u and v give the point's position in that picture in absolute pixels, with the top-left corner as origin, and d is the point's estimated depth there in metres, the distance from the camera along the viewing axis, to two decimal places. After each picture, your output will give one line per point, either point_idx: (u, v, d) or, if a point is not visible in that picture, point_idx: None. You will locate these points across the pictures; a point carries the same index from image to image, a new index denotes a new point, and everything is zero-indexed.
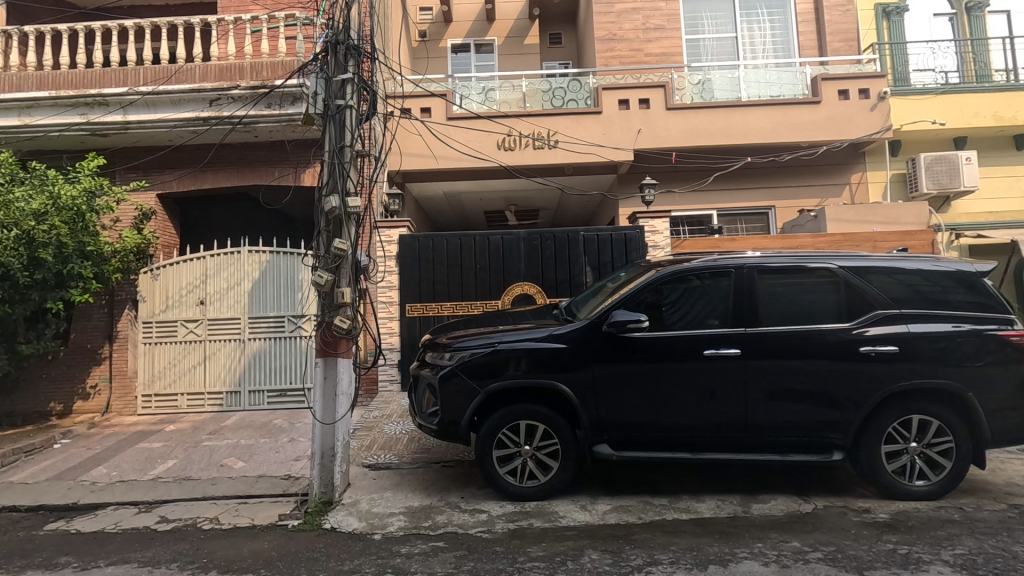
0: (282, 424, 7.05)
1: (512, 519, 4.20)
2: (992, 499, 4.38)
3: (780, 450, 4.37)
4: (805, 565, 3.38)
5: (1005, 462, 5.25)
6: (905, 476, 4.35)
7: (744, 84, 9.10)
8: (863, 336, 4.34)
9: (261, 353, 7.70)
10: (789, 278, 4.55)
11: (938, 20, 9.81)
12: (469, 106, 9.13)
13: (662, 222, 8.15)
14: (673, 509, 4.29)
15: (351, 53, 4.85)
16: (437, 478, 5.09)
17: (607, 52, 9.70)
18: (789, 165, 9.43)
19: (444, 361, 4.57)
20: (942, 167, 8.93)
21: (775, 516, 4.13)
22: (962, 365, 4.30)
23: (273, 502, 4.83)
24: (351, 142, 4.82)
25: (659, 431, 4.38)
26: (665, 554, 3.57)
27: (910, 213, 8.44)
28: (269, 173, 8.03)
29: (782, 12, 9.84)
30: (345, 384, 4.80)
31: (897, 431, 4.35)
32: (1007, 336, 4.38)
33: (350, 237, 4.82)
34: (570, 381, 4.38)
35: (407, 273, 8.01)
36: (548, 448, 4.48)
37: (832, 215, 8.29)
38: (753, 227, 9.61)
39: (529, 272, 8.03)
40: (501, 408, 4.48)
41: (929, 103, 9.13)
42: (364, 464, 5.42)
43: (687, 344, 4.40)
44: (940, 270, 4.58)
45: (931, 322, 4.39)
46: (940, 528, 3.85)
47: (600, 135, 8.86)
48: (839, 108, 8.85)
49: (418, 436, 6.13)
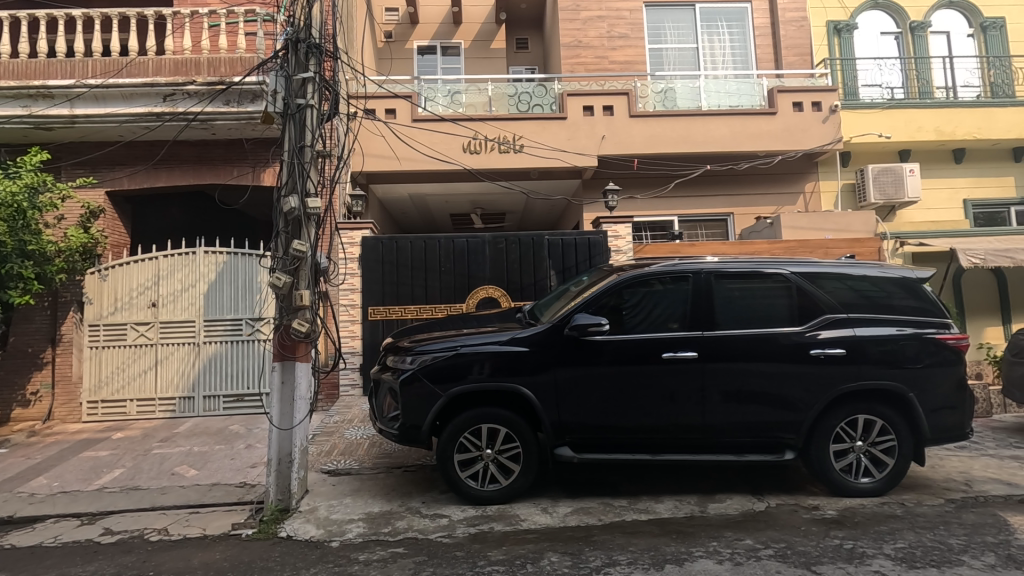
0: (238, 429, 6.84)
1: (473, 523, 4.18)
2: (931, 494, 4.60)
3: (735, 450, 4.50)
4: (757, 562, 3.47)
5: (943, 458, 5.53)
6: (852, 474, 4.53)
7: (704, 94, 9.38)
8: (814, 339, 4.50)
9: (216, 357, 7.46)
10: (745, 283, 4.69)
11: (885, 38, 10.30)
12: (435, 109, 9.11)
13: (624, 227, 8.28)
14: (633, 510, 4.35)
15: (312, 52, 4.77)
16: (398, 483, 5.03)
17: (572, 58, 9.82)
18: (747, 173, 9.74)
19: (405, 364, 4.52)
20: (888, 178, 9.37)
21: (730, 515, 4.23)
22: (905, 367, 4.51)
23: (227, 511, 4.67)
24: (312, 142, 4.73)
25: (620, 433, 4.44)
26: (624, 555, 3.62)
27: (859, 221, 8.82)
28: (226, 171, 7.82)
29: (740, 25, 10.15)
30: (304, 389, 4.70)
31: (844, 431, 4.54)
32: (944, 339, 4.61)
33: (310, 239, 4.72)
34: (532, 384, 4.40)
35: (369, 275, 7.91)
36: (510, 452, 4.49)
37: (788, 222, 8.60)
38: (713, 234, 9.85)
39: (494, 275, 8.04)
40: (462, 412, 4.47)
41: (877, 116, 9.57)
42: (323, 470, 5.31)
43: (648, 347, 4.48)
44: (885, 276, 4.80)
45: (877, 325, 4.59)
46: (883, 523, 4.02)
47: (565, 140, 8.96)
48: (793, 119, 9.18)
49: (380, 441, 6.05)
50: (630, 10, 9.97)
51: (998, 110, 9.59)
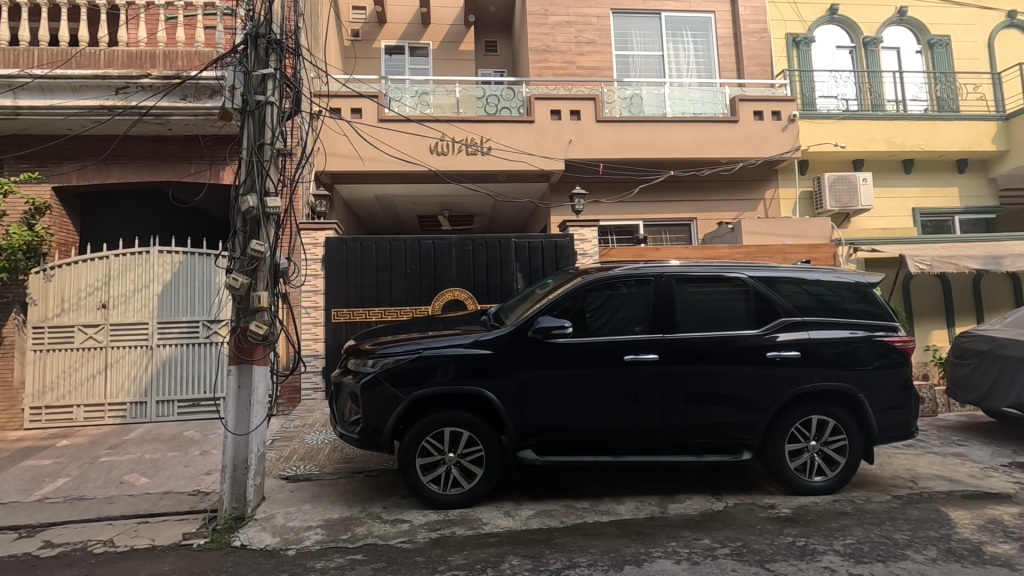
0: (193, 435, 6.62)
1: (434, 528, 4.14)
2: (879, 491, 4.78)
3: (694, 451, 4.58)
4: (714, 561, 3.54)
5: (891, 456, 5.76)
6: (805, 473, 4.67)
7: (669, 101, 9.56)
8: (771, 341, 4.62)
9: (170, 361, 7.21)
10: (706, 286, 4.79)
11: (840, 52, 10.72)
12: (401, 109, 9.04)
13: (590, 231, 8.36)
14: (595, 511, 4.37)
15: (273, 48, 4.65)
16: (359, 489, 4.94)
17: (540, 62, 9.87)
18: (710, 180, 9.95)
19: (366, 368, 4.44)
20: (843, 186, 9.72)
21: (689, 515, 4.30)
22: (857, 368, 4.66)
23: (179, 520, 4.50)
24: (271, 139, 4.62)
25: (583, 435, 4.47)
26: (584, 557, 3.63)
27: (815, 227, 9.11)
28: (183, 168, 7.59)
29: (704, 34, 10.37)
30: (262, 392, 4.57)
31: (798, 431, 4.68)
32: (892, 341, 4.78)
33: (269, 239, 4.61)
34: (496, 386, 4.39)
35: (333, 276, 7.77)
36: (472, 455, 4.46)
37: (748, 227, 8.81)
38: (677, 238, 10.04)
39: (461, 277, 8.01)
40: (426, 415, 4.42)
41: (832, 127, 9.92)
42: (281, 476, 5.18)
43: (611, 349, 4.52)
44: (840, 281, 4.97)
45: (831, 329, 4.75)
46: (834, 520, 4.15)
47: (532, 144, 8.99)
48: (754, 127, 9.42)
49: (341, 445, 5.94)
50: (597, 16, 10.09)
51: (945, 123, 10.07)
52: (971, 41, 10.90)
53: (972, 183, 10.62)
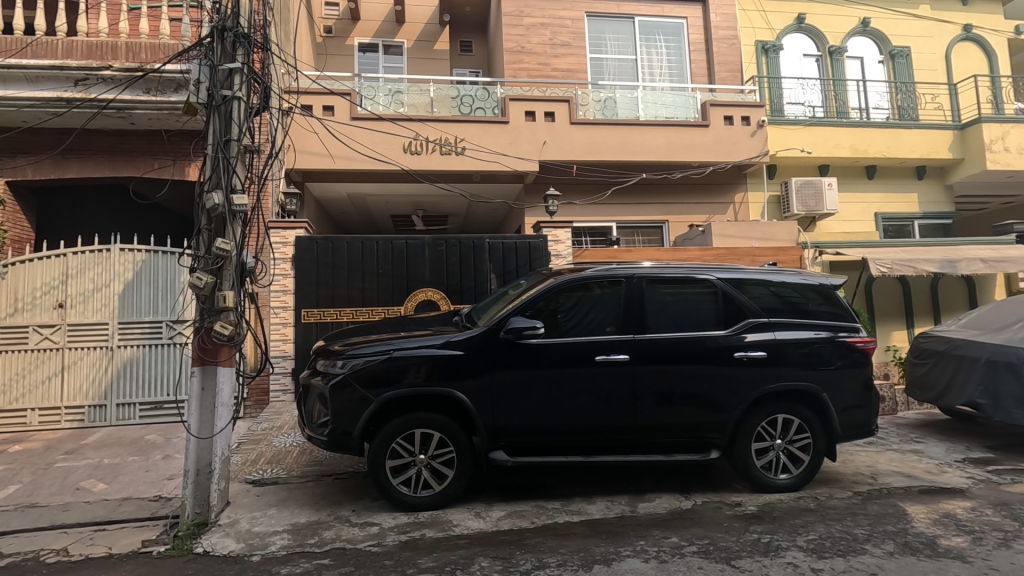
0: (155, 439, 6.43)
1: (404, 530, 4.09)
2: (841, 488, 4.91)
3: (664, 450, 4.64)
4: (682, 559, 3.58)
5: (853, 453, 5.92)
6: (771, 470, 4.77)
7: (642, 105, 9.67)
8: (739, 342, 4.71)
9: (132, 362, 6.99)
10: (676, 287, 4.86)
11: (807, 60, 11.02)
12: (375, 108, 8.96)
13: (564, 232, 8.40)
14: (566, 511, 4.39)
15: (240, 42, 4.54)
16: (328, 492, 4.86)
17: (515, 63, 9.88)
18: (682, 183, 10.11)
19: (336, 369, 4.37)
20: (810, 191, 9.99)
21: (659, 513, 4.34)
22: (820, 369, 4.78)
23: (138, 527, 4.35)
24: (238, 136, 4.51)
25: (555, 435, 4.48)
26: (554, 557, 3.64)
27: (782, 230, 9.31)
28: (146, 164, 7.37)
29: (676, 38, 10.50)
30: (227, 395, 4.45)
31: (764, 430, 4.77)
32: (854, 342, 4.92)
33: (235, 237, 4.49)
34: (468, 387, 4.37)
35: (303, 276, 7.64)
36: (443, 456, 4.43)
37: (718, 230, 8.98)
38: (649, 240, 10.17)
39: (434, 277, 7.96)
40: (396, 416, 4.38)
41: (800, 132, 10.17)
42: (247, 480, 5.06)
43: (582, 350, 4.54)
44: (805, 283, 5.10)
45: (796, 330, 4.86)
46: (798, 517, 4.24)
47: (506, 144, 8.99)
48: (724, 132, 9.59)
49: (310, 448, 5.85)
50: (572, 19, 10.16)
51: (905, 131, 10.42)
52: (930, 53, 11.31)
53: (931, 190, 11.02)
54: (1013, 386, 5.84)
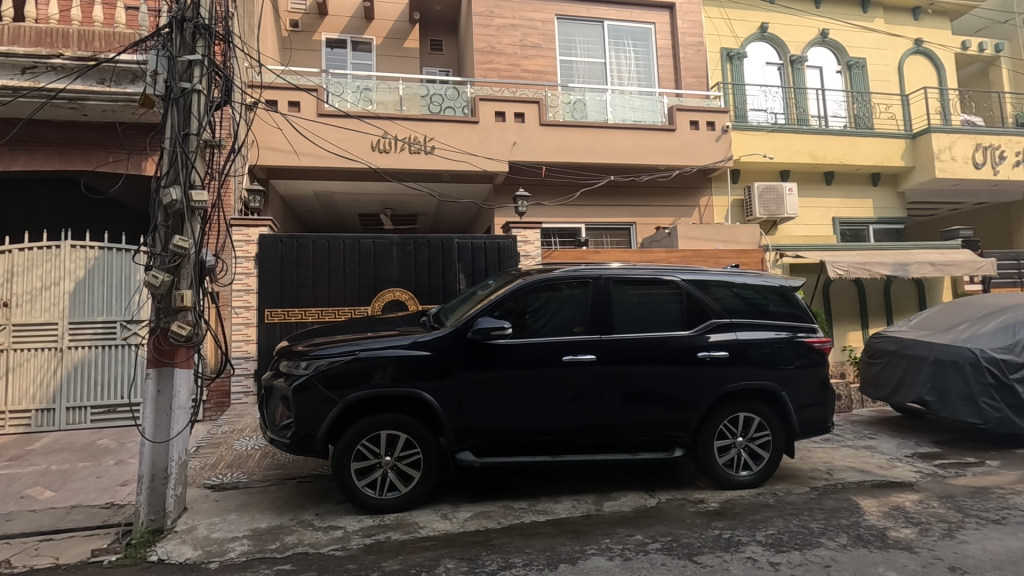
0: (108, 444, 6.18)
1: (369, 533, 4.03)
2: (799, 483, 5.07)
3: (630, 449, 4.70)
4: (646, 556, 3.63)
5: (810, 450, 6.12)
6: (733, 468, 4.88)
7: (611, 108, 9.79)
8: (702, 342, 4.81)
9: (83, 364, 6.70)
10: (642, 288, 4.93)
11: (769, 68, 11.36)
12: (342, 105, 8.82)
13: (533, 233, 8.44)
14: (532, 511, 4.40)
15: (200, 33, 4.40)
16: (290, 496, 4.75)
17: (485, 64, 9.87)
18: (649, 186, 10.27)
19: (299, 370, 4.28)
20: (771, 196, 10.28)
21: (624, 512, 4.40)
22: (780, 368, 4.92)
23: (87, 536, 4.17)
24: (198, 130, 4.37)
25: (522, 435, 4.49)
26: (520, 557, 3.64)
27: (745, 233, 9.55)
28: (100, 157, 7.11)
29: (645, 43, 10.65)
30: (184, 397, 4.30)
31: (726, 428, 4.88)
32: (811, 342, 5.07)
33: (194, 234, 4.35)
34: (435, 388, 4.33)
35: (267, 275, 7.46)
36: (410, 458, 4.39)
37: (683, 233, 9.16)
38: (617, 242, 10.30)
39: (402, 277, 7.88)
40: (362, 418, 4.31)
41: (762, 139, 10.46)
42: (205, 485, 4.91)
43: (550, 350, 4.56)
44: (766, 285, 5.24)
45: (757, 330, 4.99)
46: (758, 512, 4.35)
47: (476, 144, 8.97)
48: (690, 136, 9.79)
49: (272, 451, 5.72)
50: (543, 21, 10.20)
51: (861, 139, 10.82)
52: (884, 65, 11.79)
53: (885, 196, 11.48)
54: (959, 383, 6.11)
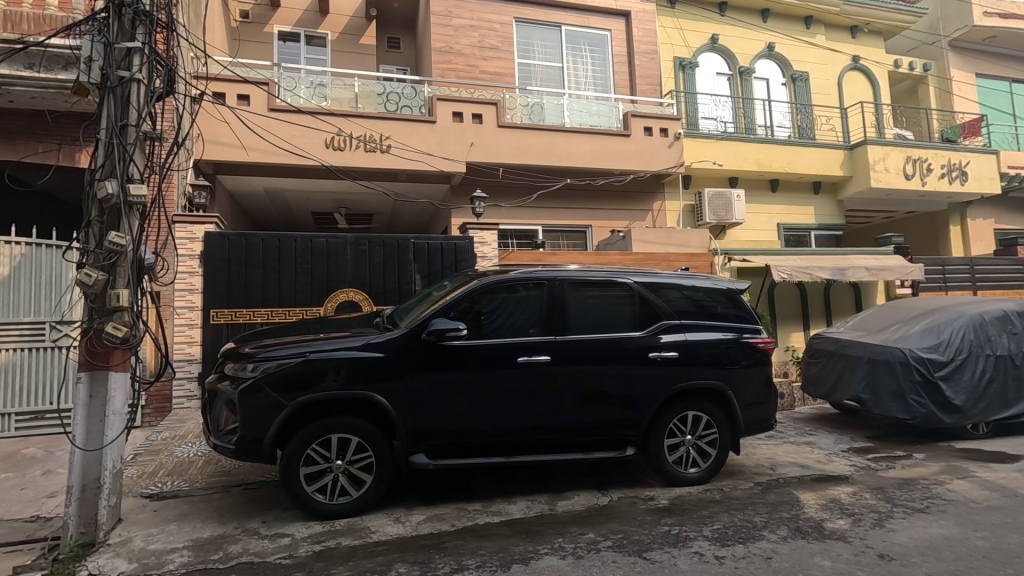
0: (34, 453, 5.79)
1: (318, 540, 3.93)
2: (744, 479, 5.26)
3: (583, 449, 4.76)
4: (597, 554, 3.68)
5: (755, 447, 6.36)
6: (682, 465, 5.01)
7: (568, 112, 9.91)
8: (653, 343, 4.92)
9: (6, 368, 6.24)
10: (596, 290, 5.00)
11: (719, 78, 11.78)
12: (295, 100, 8.55)
13: (490, 235, 8.44)
14: (486, 513, 4.40)
15: (141, 20, 4.18)
16: (235, 504, 4.58)
17: (443, 64, 9.81)
18: (604, 189, 10.44)
19: (246, 373, 4.13)
20: (720, 202, 10.66)
21: (577, 511, 4.45)
22: (727, 368, 5.08)
23: (9, 553, 3.88)
24: (137, 121, 4.15)
25: (477, 437, 4.47)
26: (473, 559, 3.62)
27: (696, 237, 9.84)
28: (28, 147, 6.68)
29: (601, 49, 10.83)
30: (120, 403, 4.08)
31: (676, 427, 5.01)
32: (756, 342, 5.27)
33: (132, 231, 4.13)
34: (388, 391, 4.27)
35: (212, 274, 7.17)
36: (362, 462, 4.31)
37: (637, 236, 9.37)
38: (573, 244, 10.42)
39: (356, 277, 7.74)
40: (312, 422, 4.20)
41: (712, 146, 10.80)
42: (142, 495, 4.67)
43: (504, 351, 4.57)
44: (715, 287, 5.41)
45: (706, 331, 5.15)
46: (705, 508, 4.49)
47: (433, 144, 8.90)
48: (644, 142, 10.01)
49: (217, 457, 5.51)
50: (501, 23, 10.23)
51: (804, 149, 11.35)
52: (825, 79, 12.40)
53: (825, 204, 12.08)
54: (890, 381, 6.48)
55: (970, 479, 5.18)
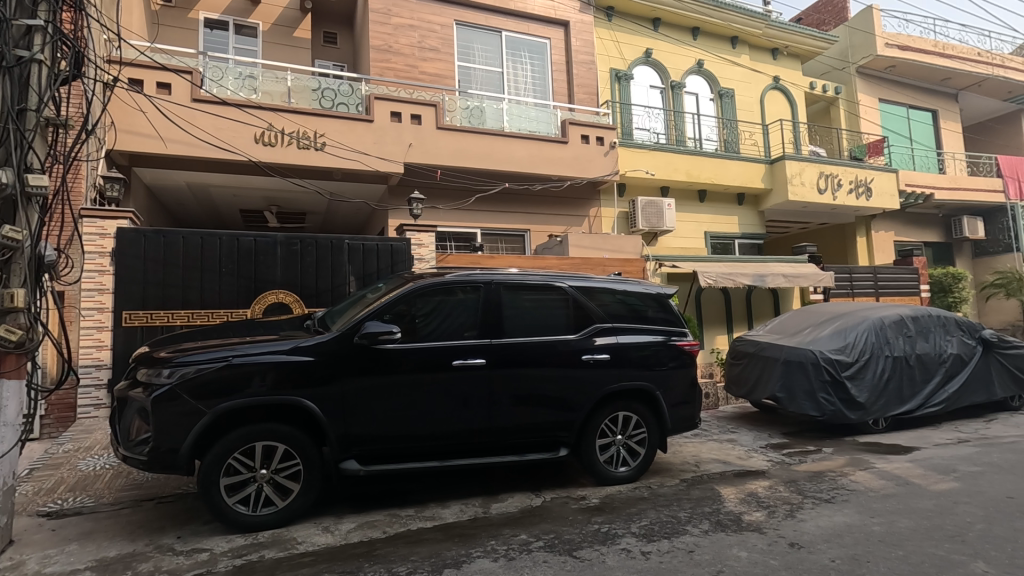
0: None
1: (239, 553, 3.73)
2: (671, 476, 5.48)
3: (517, 451, 4.80)
4: (528, 555, 3.72)
5: (681, 445, 6.64)
6: (612, 464, 5.16)
7: (507, 116, 10.00)
8: (587, 346, 5.04)
9: None
10: (532, 294, 5.07)
11: (653, 91, 12.27)
12: (221, 92, 8.17)
13: (427, 236, 8.37)
14: (419, 518, 4.34)
15: None
16: (147, 519, 4.28)
17: (381, 62, 9.63)
18: (542, 195, 10.61)
19: (160, 379, 3.86)
20: (652, 210, 11.07)
21: (510, 512, 4.48)
22: (656, 369, 5.28)
23: None
24: (38, 106, 3.82)
25: (411, 441, 4.41)
26: (404, 565, 3.57)
27: (629, 243, 10.17)
28: None
29: (540, 56, 11.00)
30: (13, 413, 3.71)
31: (608, 427, 5.15)
32: (682, 345, 5.51)
33: (30, 225, 3.79)
34: (318, 396, 4.13)
35: (125, 274, 6.68)
36: (288, 470, 4.14)
37: (574, 241, 9.57)
38: (511, 248, 10.50)
39: (287, 278, 7.46)
40: (235, 429, 4.00)
41: (646, 156, 11.21)
42: (39, 513, 4.28)
43: (439, 355, 4.53)
44: (645, 292, 5.61)
45: (636, 334, 5.33)
46: (634, 506, 4.64)
47: (370, 144, 8.71)
48: (581, 149, 10.24)
49: (128, 470, 5.14)
50: (441, 25, 10.17)
51: (730, 162, 11.98)
52: (749, 96, 13.18)
53: (747, 214, 12.81)
54: (803, 381, 6.95)
55: (870, 470, 5.63)
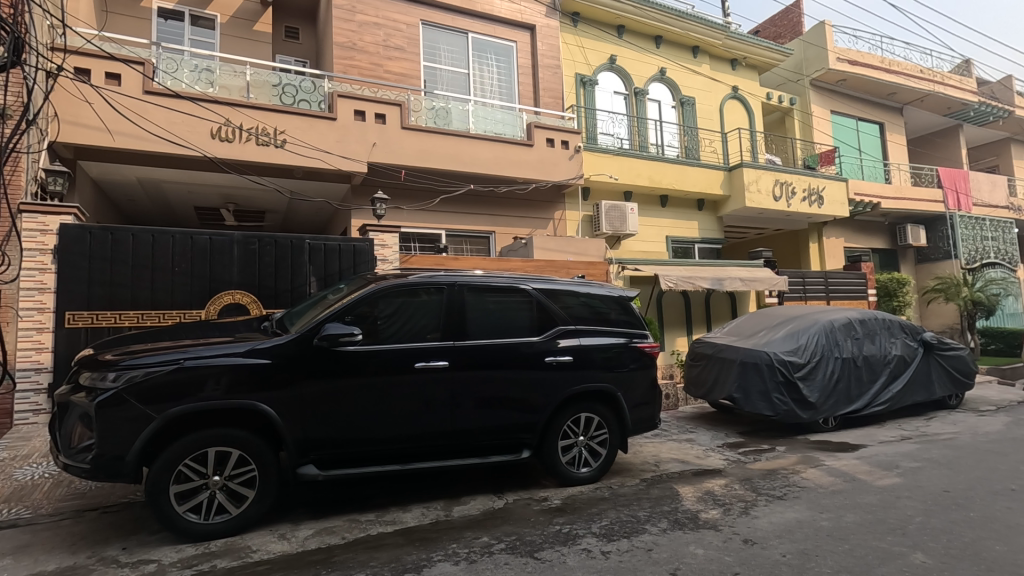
0: None
1: (189, 563, 3.59)
2: (631, 476, 5.57)
3: (480, 453, 4.79)
4: (490, 557, 3.71)
5: (642, 445, 6.76)
6: (574, 465, 5.20)
7: (473, 118, 9.98)
8: (550, 348, 5.07)
9: None
10: (495, 295, 5.07)
11: (617, 97, 12.47)
12: (174, 85, 7.87)
13: (391, 237, 8.26)
14: (380, 522, 4.28)
15: None
16: (89, 530, 4.08)
17: (345, 59, 9.47)
18: (507, 197, 10.65)
19: (105, 383, 3.69)
20: (615, 214, 11.27)
21: (472, 515, 4.46)
22: (617, 371, 5.35)
23: None
24: None
25: (372, 444, 4.35)
26: (363, 571, 3.51)
27: (593, 247, 10.31)
28: None
29: (506, 59, 11.03)
30: None
31: (570, 428, 5.19)
32: (644, 347, 5.60)
33: None
34: (276, 400, 4.02)
35: (68, 272, 6.34)
36: (243, 476, 4.01)
37: (539, 243, 9.62)
38: (476, 249, 10.49)
39: (244, 279, 7.24)
40: (186, 434, 3.86)
41: (610, 161, 11.36)
42: None
43: (401, 357, 4.48)
44: (608, 295, 5.69)
45: (598, 336, 5.40)
46: (595, 506, 4.69)
47: (332, 142, 8.55)
48: (546, 153, 10.32)
49: (69, 480, 4.90)
50: (406, 24, 10.08)
51: (690, 168, 12.27)
52: (709, 105, 13.55)
53: (707, 219, 13.16)
54: (758, 382, 7.18)
55: (820, 467, 5.86)
